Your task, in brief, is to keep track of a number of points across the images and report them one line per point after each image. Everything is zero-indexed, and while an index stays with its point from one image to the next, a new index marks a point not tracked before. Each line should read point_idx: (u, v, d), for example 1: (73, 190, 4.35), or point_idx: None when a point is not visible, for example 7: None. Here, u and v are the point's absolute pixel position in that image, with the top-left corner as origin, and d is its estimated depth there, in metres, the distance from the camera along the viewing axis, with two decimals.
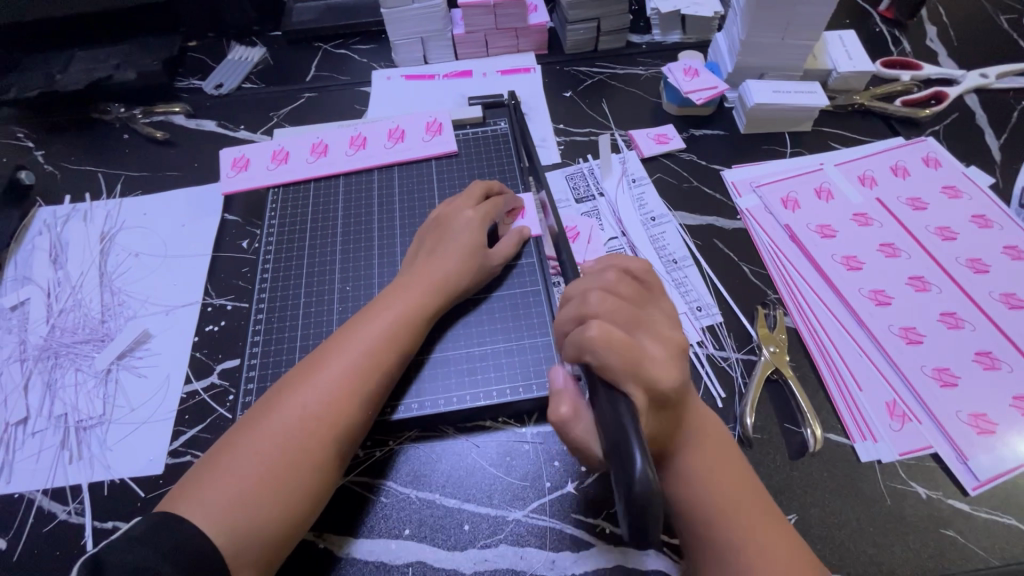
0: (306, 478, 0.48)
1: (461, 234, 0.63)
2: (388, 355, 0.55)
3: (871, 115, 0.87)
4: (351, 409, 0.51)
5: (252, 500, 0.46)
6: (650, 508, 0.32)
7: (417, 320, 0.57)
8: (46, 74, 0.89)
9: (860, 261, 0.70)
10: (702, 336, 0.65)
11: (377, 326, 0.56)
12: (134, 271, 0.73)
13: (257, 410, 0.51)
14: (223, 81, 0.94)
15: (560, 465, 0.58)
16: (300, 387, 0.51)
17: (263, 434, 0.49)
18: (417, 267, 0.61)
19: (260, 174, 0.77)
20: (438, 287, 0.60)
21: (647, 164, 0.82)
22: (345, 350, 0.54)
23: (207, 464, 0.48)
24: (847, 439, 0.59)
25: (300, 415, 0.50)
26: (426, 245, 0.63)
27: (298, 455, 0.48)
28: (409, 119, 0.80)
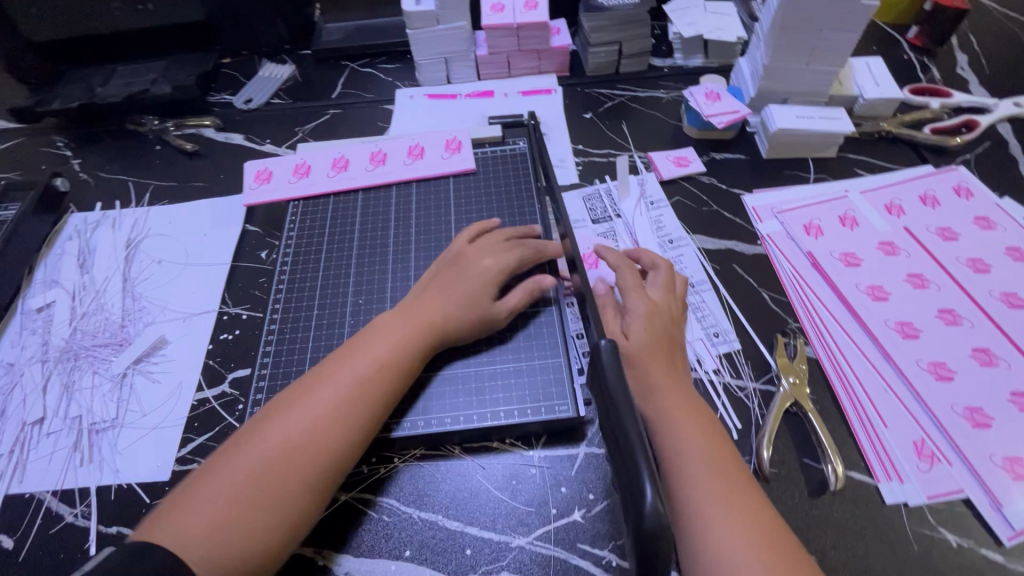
0: (281, 513, 0.47)
1: (472, 276, 0.61)
2: (376, 391, 0.54)
3: (898, 142, 0.85)
4: (333, 443, 0.50)
5: (222, 535, 0.45)
6: (659, 546, 0.30)
7: (413, 347, 0.57)
8: (87, 88, 0.94)
9: (886, 291, 0.67)
10: (718, 364, 0.63)
11: (365, 360, 0.55)
12: (156, 278, 0.75)
13: (236, 442, 0.51)
14: (252, 97, 0.97)
15: (567, 491, 0.56)
16: (283, 420, 0.51)
17: (240, 467, 0.48)
18: (415, 301, 0.60)
19: (282, 187, 0.78)
20: (433, 323, 0.58)
21: (666, 186, 0.81)
22: (332, 384, 0.53)
23: (183, 494, 0.47)
24: (871, 478, 0.56)
25: (280, 448, 0.49)
26: (438, 279, 0.62)
27: (275, 490, 0.48)
28: (429, 137, 0.81)
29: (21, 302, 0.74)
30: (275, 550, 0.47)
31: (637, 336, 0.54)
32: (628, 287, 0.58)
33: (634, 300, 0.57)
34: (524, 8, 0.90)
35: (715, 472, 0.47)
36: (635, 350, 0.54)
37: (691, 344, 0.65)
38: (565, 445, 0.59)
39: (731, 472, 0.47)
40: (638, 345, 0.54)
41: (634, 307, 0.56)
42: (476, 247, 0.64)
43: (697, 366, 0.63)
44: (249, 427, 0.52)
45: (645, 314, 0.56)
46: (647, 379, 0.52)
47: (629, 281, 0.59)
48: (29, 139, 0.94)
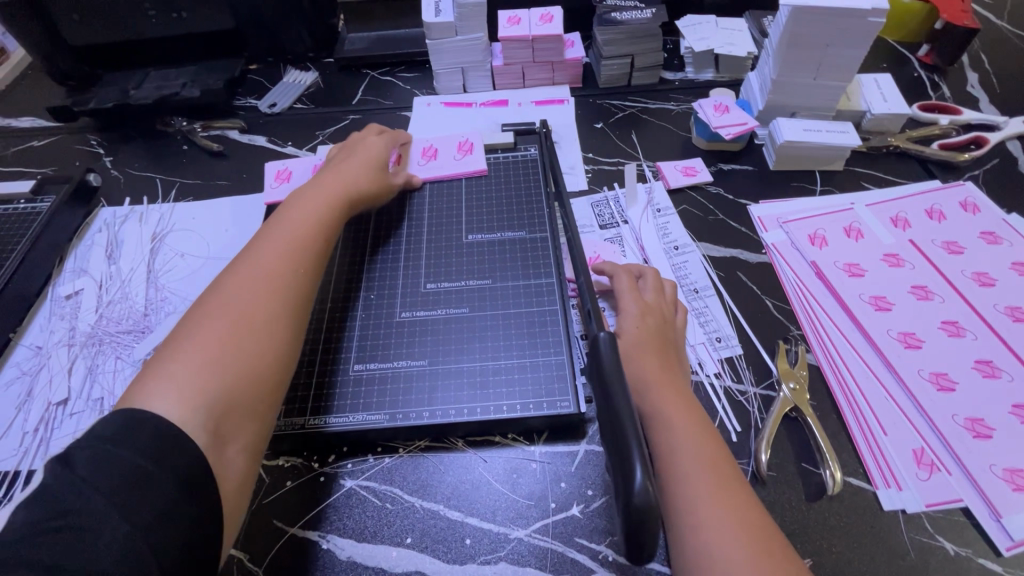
0: (271, 341, 0.53)
1: (360, 154, 0.75)
2: (314, 241, 0.62)
3: (906, 157, 0.86)
4: (291, 280, 0.57)
5: (222, 374, 0.49)
6: (647, 526, 0.31)
7: (331, 210, 0.66)
8: (122, 90, 0.98)
9: (889, 301, 0.68)
10: (719, 368, 0.64)
11: (300, 225, 0.63)
12: (178, 270, 0.78)
13: (198, 310, 0.53)
14: (277, 102, 1.01)
15: (566, 486, 0.57)
16: (238, 281, 0.56)
17: (215, 320, 0.52)
18: (322, 179, 0.70)
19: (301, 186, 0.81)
20: (346, 193, 0.69)
21: (673, 195, 0.83)
22: (275, 244, 0.60)
23: (157, 364, 0.49)
24: (869, 485, 0.56)
25: (250, 294, 0.55)
26: (332, 163, 0.74)
27: (254, 325, 0.53)
28: (442, 139, 0.84)
29: (51, 290, 0.77)
30: (281, 367, 0.53)
31: (629, 332, 0.57)
32: (623, 292, 0.61)
33: (626, 303, 0.60)
34: (540, 21, 0.93)
35: (706, 464, 0.48)
36: (631, 347, 0.56)
37: (693, 348, 0.66)
38: (567, 441, 0.60)
39: (724, 469, 0.48)
40: (632, 340, 0.57)
41: (627, 309, 0.59)
42: (346, 142, 0.79)
43: (699, 370, 0.64)
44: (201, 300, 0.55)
45: (638, 316, 0.58)
46: (642, 371, 0.54)
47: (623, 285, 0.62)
48: (64, 137, 0.99)
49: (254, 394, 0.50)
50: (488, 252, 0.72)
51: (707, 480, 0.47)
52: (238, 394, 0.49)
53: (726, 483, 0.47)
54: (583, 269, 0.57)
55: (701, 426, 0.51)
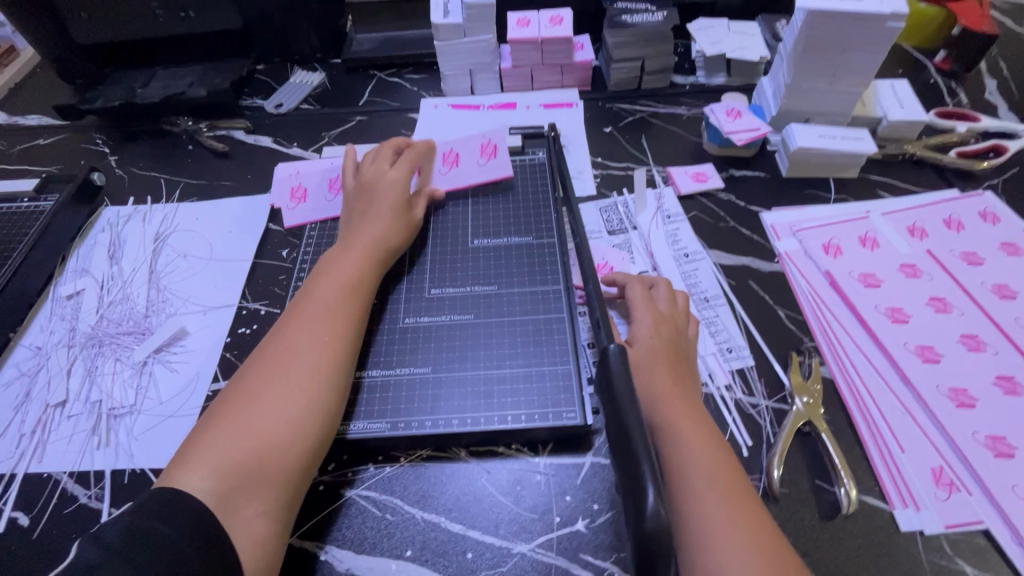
0: (302, 418, 0.51)
1: (386, 196, 0.69)
2: (348, 308, 0.59)
3: (923, 164, 0.84)
4: (325, 353, 0.55)
5: (251, 457, 0.48)
6: (659, 552, 0.29)
7: (367, 272, 0.63)
8: (128, 89, 0.98)
9: (906, 314, 0.66)
10: (730, 380, 0.63)
11: (334, 289, 0.60)
12: (180, 271, 0.77)
13: (235, 388, 0.54)
14: (283, 102, 1.01)
15: (572, 500, 0.56)
16: (273, 356, 0.55)
17: (248, 400, 0.52)
18: (353, 231, 0.67)
19: (316, 195, 0.81)
20: (378, 246, 0.66)
21: (684, 201, 0.81)
22: (309, 313, 0.58)
23: (195, 444, 0.49)
24: (885, 504, 0.54)
25: (288, 379, 0.53)
26: (359, 208, 0.69)
27: (285, 404, 0.51)
28: (463, 145, 0.80)
29: (52, 289, 0.77)
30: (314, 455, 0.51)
31: (643, 341, 0.56)
32: (636, 301, 0.60)
33: (640, 313, 0.58)
34: (549, 23, 0.92)
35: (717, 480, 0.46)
36: (644, 359, 0.54)
37: (703, 359, 0.64)
38: (573, 453, 0.58)
39: (737, 488, 0.46)
40: (644, 350, 0.55)
41: (641, 318, 0.58)
42: (366, 173, 0.72)
43: (709, 382, 0.63)
44: (240, 375, 0.55)
45: (652, 325, 0.57)
46: (654, 384, 0.52)
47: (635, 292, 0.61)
48: (70, 135, 0.99)
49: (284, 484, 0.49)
50: (494, 257, 0.71)
51: (719, 498, 0.45)
52: (265, 476, 0.48)
53: (738, 501, 0.45)
54: (595, 282, 0.54)
55: (712, 442, 0.49)
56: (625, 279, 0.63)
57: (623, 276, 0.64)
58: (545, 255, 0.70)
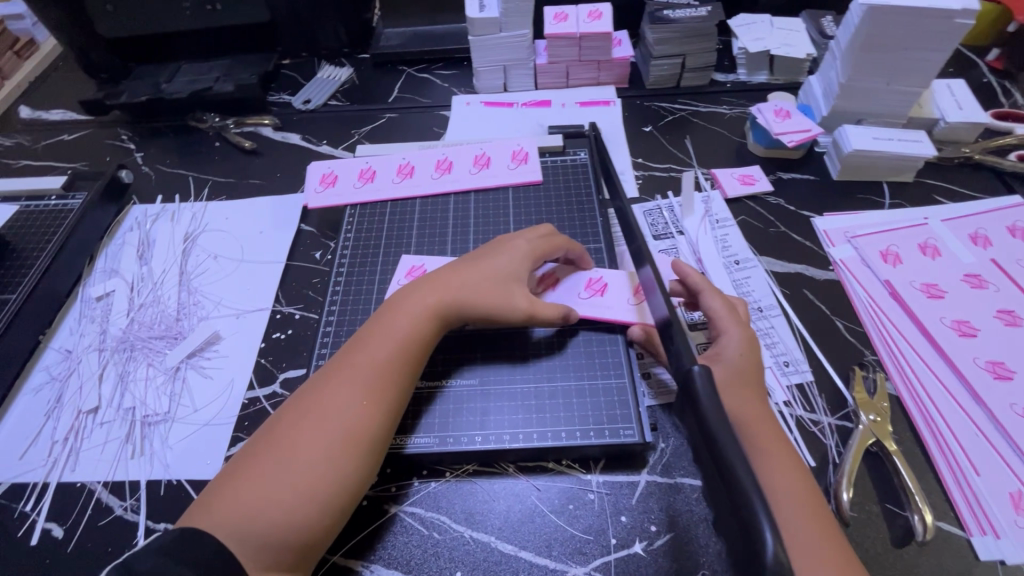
0: (324, 486, 0.48)
1: (504, 270, 0.60)
2: (399, 373, 0.54)
3: (981, 169, 0.80)
4: (359, 420, 0.51)
5: (270, 517, 0.45)
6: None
7: (427, 330, 0.56)
8: (153, 84, 0.96)
9: (974, 327, 0.63)
10: (789, 395, 0.60)
11: (386, 344, 0.55)
12: (211, 273, 0.75)
13: (268, 434, 0.51)
14: (311, 97, 0.98)
15: (628, 520, 0.53)
16: (309, 410, 0.51)
17: (275, 455, 0.49)
18: (433, 276, 0.61)
19: (348, 192, 0.77)
20: (454, 300, 0.58)
21: (731, 205, 0.78)
22: (357, 369, 0.53)
23: (219, 488, 0.48)
24: (961, 529, 0.51)
25: (319, 446, 0.49)
26: (465, 268, 0.61)
27: (309, 470, 0.48)
28: (619, 274, 0.65)
29: (81, 290, 0.75)
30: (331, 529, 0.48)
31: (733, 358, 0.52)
32: (717, 313, 0.56)
33: (727, 325, 0.55)
34: (588, 18, 0.89)
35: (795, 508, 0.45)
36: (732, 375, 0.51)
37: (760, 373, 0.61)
38: (626, 471, 0.56)
39: (813, 519, 0.45)
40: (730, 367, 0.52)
41: (733, 331, 0.54)
42: (507, 246, 0.62)
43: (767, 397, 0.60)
44: (276, 419, 0.52)
45: (745, 339, 0.53)
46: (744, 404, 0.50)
47: (711, 298, 0.57)
48: (95, 130, 0.97)
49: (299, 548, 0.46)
50: None
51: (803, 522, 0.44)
52: (278, 543, 0.45)
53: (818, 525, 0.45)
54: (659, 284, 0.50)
55: (789, 468, 0.47)
56: (699, 283, 0.59)
57: (704, 281, 0.59)
58: (593, 258, 0.68)
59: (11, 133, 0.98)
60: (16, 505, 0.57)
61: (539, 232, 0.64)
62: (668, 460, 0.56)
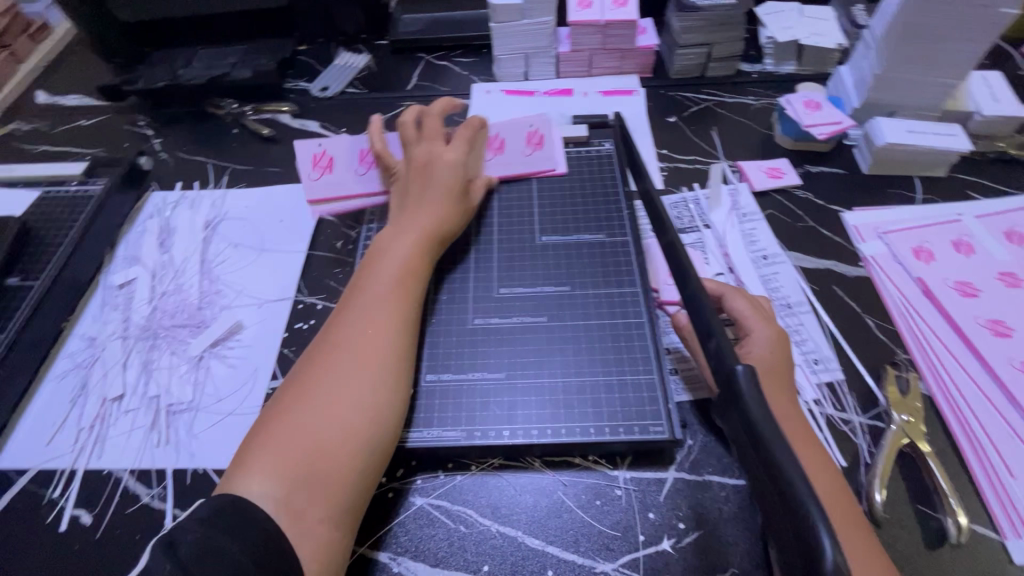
0: (352, 418, 0.49)
1: (442, 173, 0.66)
2: (406, 298, 0.57)
3: (1017, 164, 0.78)
4: (371, 350, 0.52)
5: (315, 449, 0.46)
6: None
7: (421, 257, 0.61)
8: (171, 69, 0.95)
9: (1009, 326, 0.61)
10: (820, 393, 0.59)
11: (383, 279, 0.58)
12: (231, 261, 0.75)
13: (287, 386, 0.51)
14: (329, 85, 0.97)
15: (656, 517, 0.53)
16: (324, 347, 0.53)
17: (298, 400, 0.49)
18: (405, 213, 0.64)
19: (348, 178, 0.76)
20: (432, 227, 0.63)
21: (758, 198, 0.77)
22: (357, 307, 0.56)
23: (251, 444, 0.48)
24: (995, 533, 0.50)
25: (347, 374, 0.51)
26: (405, 190, 0.66)
27: (341, 395, 0.49)
28: (510, 128, 0.78)
29: (103, 277, 0.74)
30: (379, 454, 0.49)
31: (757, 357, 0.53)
32: (745, 313, 0.57)
33: (756, 323, 0.57)
34: (613, 5, 0.87)
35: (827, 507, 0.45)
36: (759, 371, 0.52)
37: None
38: (654, 467, 0.55)
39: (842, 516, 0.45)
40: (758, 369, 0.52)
41: (761, 330, 0.56)
42: (413, 150, 0.68)
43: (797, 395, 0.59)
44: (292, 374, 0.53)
45: (772, 338, 0.55)
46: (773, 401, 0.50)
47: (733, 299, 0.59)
48: (113, 116, 0.96)
49: (352, 474, 0.47)
50: (564, 255, 0.67)
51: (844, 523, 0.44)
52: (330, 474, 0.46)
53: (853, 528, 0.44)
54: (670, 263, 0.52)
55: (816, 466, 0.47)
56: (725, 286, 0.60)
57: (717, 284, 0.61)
58: (617, 254, 0.66)
59: (28, 117, 0.98)
60: (45, 491, 0.57)
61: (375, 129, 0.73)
62: (696, 457, 0.56)
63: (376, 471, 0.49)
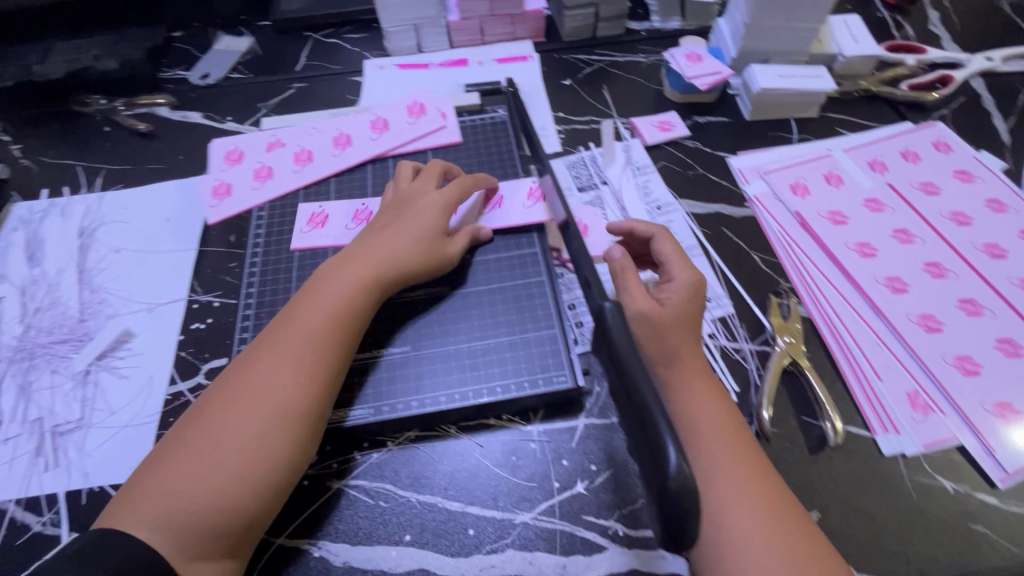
0: (245, 467, 0.46)
1: (421, 213, 0.61)
2: (332, 341, 0.52)
3: (877, 100, 0.85)
4: (278, 396, 0.49)
5: (198, 499, 0.45)
6: (682, 511, 0.30)
7: (362, 293, 0.55)
8: (21, 66, 0.85)
9: (874, 247, 0.67)
10: (713, 328, 0.63)
11: (307, 318, 0.53)
12: (114, 267, 0.70)
13: (189, 423, 0.49)
14: (210, 72, 0.91)
15: (569, 463, 0.55)
16: (237, 386, 0.50)
17: (193, 441, 0.48)
18: (366, 245, 0.59)
19: (338, 234, 0.67)
20: (381, 262, 0.57)
21: (651, 152, 0.79)
22: (280, 343, 0.52)
23: (143, 480, 0.47)
24: (868, 432, 0.56)
25: (247, 422, 0.48)
26: (381, 222, 0.61)
27: (237, 444, 0.47)
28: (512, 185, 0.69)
29: None
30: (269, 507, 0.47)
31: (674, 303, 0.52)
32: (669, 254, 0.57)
33: (679, 269, 0.56)
34: None
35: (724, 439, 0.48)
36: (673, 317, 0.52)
37: None
38: (565, 417, 0.57)
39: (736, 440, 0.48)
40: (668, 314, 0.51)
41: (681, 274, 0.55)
42: (404, 186, 0.65)
43: None
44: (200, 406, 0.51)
45: (688, 282, 0.54)
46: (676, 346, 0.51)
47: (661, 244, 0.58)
48: None
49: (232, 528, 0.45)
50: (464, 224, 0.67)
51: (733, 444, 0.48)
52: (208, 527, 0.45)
53: (740, 446, 0.48)
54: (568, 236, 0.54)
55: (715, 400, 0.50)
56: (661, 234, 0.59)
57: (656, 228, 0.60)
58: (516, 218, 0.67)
59: None
60: None
61: (400, 163, 0.68)
62: (604, 402, 0.58)
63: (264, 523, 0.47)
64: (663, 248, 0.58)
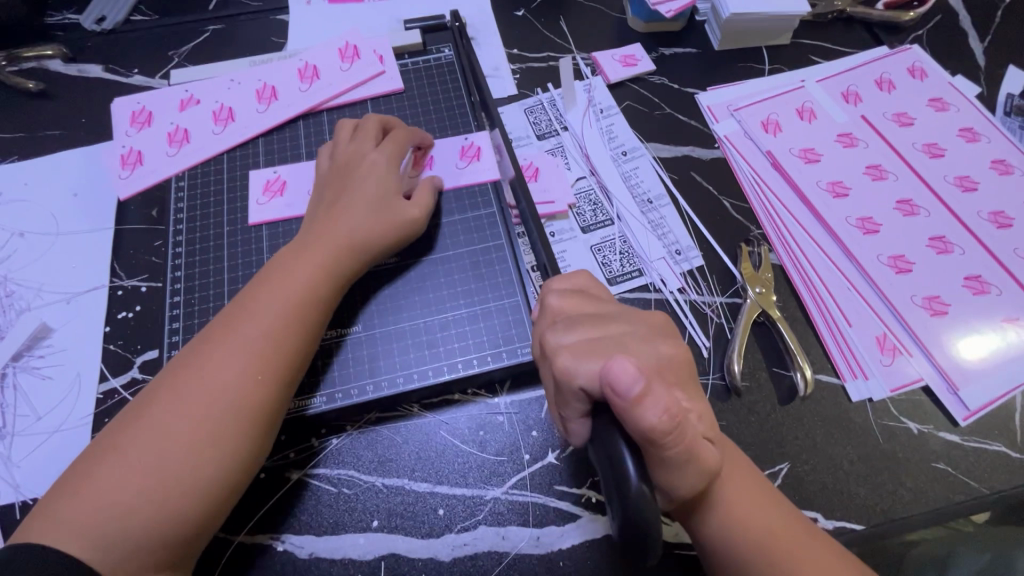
0: (188, 479, 0.42)
1: (369, 178, 0.55)
2: (292, 326, 0.48)
3: (852, 22, 0.79)
4: (229, 392, 0.44)
5: (140, 494, 0.41)
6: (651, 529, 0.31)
7: (324, 274, 0.50)
8: None
9: (846, 186, 0.64)
10: (682, 282, 0.60)
11: (261, 316, 0.47)
12: (22, 254, 0.62)
13: (118, 429, 0.43)
14: (105, 14, 0.77)
15: (539, 434, 0.53)
16: (183, 373, 0.45)
17: (123, 446, 0.42)
18: (321, 222, 0.53)
19: (300, 204, 0.60)
20: (342, 241, 0.52)
21: (615, 91, 0.73)
22: (234, 329, 0.47)
23: (64, 489, 0.41)
24: (837, 379, 0.55)
25: (195, 414, 0.43)
26: (328, 197, 0.55)
27: (186, 435, 0.43)
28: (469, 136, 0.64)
29: None
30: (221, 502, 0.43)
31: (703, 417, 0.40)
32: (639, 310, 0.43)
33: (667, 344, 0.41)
34: None
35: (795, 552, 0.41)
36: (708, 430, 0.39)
37: (654, 265, 0.61)
38: (532, 386, 0.55)
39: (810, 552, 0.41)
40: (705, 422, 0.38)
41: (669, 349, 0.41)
42: (341, 151, 0.57)
43: (662, 287, 0.60)
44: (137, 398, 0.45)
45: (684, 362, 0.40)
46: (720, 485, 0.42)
47: (640, 345, 0.39)
48: None
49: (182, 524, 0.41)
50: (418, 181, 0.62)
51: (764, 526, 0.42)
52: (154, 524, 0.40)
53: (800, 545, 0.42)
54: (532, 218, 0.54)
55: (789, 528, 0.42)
56: (619, 329, 0.40)
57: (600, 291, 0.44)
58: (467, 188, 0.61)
59: None
60: None
61: (342, 120, 0.60)
62: None
63: (220, 517, 0.44)
64: (653, 350, 0.39)
